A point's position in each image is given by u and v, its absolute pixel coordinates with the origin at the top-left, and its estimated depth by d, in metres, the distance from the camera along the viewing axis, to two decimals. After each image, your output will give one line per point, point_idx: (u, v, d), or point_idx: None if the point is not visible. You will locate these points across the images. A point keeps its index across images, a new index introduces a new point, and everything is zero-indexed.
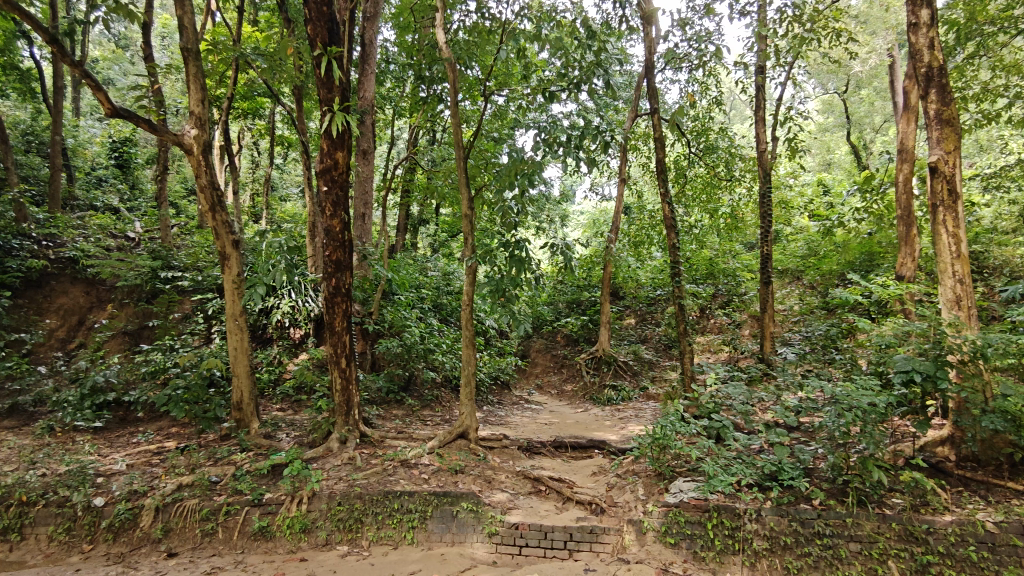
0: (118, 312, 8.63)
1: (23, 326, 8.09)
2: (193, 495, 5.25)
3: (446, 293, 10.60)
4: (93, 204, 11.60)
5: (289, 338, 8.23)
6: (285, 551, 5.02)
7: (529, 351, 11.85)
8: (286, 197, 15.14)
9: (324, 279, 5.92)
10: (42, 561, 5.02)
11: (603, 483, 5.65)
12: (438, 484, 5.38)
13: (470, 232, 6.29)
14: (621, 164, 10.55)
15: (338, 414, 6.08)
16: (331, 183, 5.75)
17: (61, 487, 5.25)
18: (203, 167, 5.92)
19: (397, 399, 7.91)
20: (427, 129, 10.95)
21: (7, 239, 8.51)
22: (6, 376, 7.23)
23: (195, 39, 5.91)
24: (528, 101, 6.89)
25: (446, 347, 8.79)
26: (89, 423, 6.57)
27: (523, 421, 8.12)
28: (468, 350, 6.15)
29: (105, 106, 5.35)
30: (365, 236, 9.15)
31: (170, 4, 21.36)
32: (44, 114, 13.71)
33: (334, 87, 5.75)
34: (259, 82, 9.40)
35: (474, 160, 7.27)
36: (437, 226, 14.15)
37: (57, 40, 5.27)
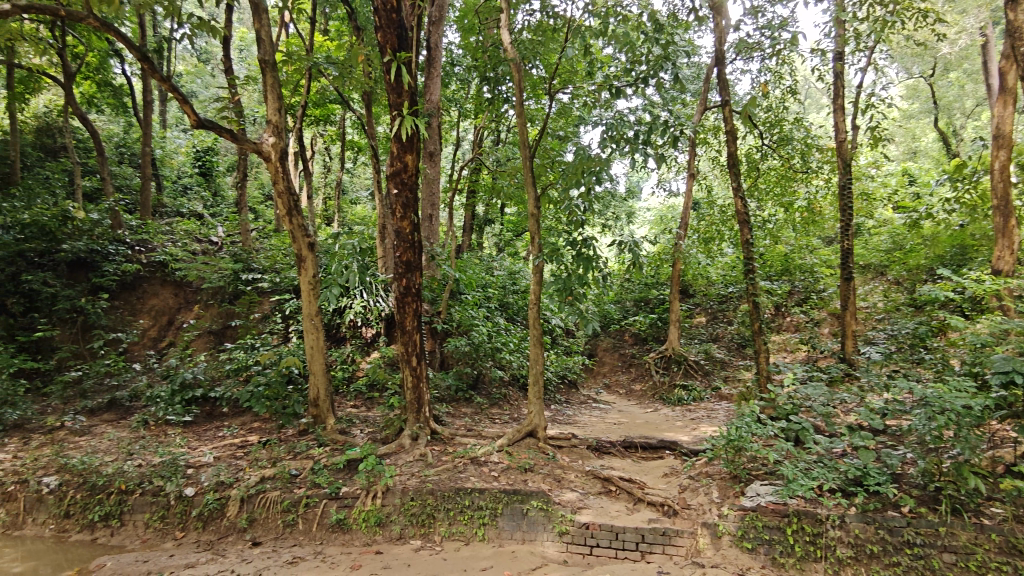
0: (204, 312, 9.13)
1: (119, 326, 8.76)
2: (275, 487, 5.51)
3: (512, 292, 10.63)
4: (180, 211, 12.30)
5: (361, 337, 8.46)
6: (361, 544, 5.16)
7: (596, 350, 11.76)
8: (357, 200, 15.56)
9: (396, 280, 6.05)
10: (140, 546, 5.36)
11: (675, 485, 5.54)
12: (508, 482, 5.42)
13: (537, 231, 6.29)
14: (690, 159, 10.28)
15: (410, 411, 6.21)
16: (401, 186, 5.87)
17: (156, 478, 5.63)
18: (280, 173, 6.17)
19: (466, 397, 7.99)
20: (492, 129, 11.03)
21: (105, 245, 9.16)
22: (105, 373, 7.80)
23: (272, 50, 6.15)
24: (593, 98, 6.83)
25: (513, 346, 8.84)
26: (179, 417, 7.00)
27: (592, 420, 8.06)
28: (536, 349, 6.14)
29: (191, 118, 5.66)
30: (434, 237, 9.30)
31: (248, 17, 22.38)
32: (135, 126, 14.62)
33: (404, 92, 5.87)
34: (331, 88, 9.69)
35: (540, 158, 7.25)
36: (503, 226, 14.24)
37: (147, 57, 5.59)
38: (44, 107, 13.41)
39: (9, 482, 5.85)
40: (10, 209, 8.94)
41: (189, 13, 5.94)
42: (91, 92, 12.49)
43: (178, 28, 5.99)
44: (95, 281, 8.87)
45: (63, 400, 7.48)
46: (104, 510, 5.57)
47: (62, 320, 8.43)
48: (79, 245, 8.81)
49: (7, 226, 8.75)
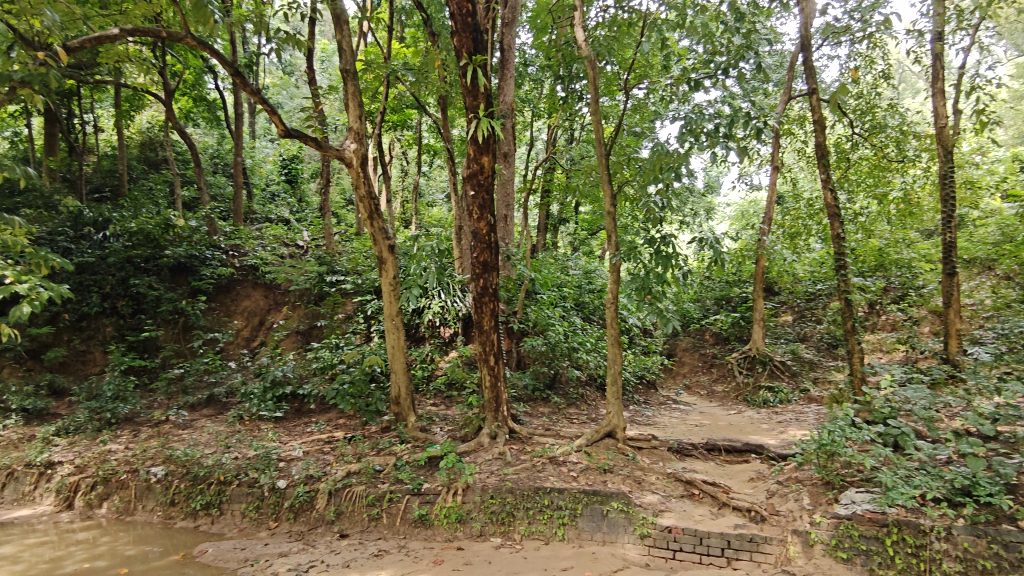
0: (292, 313, 9.55)
1: (216, 326, 9.30)
2: (361, 482, 5.72)
3: (588, 291, 10.55)
4: (269, 217, 12.93)
5: (440, 336, 8.61)
6: (443, 540, 5.25)
7: (675, 350, 11.52)
8: (433, 203, 15.89)
9: (473, 280, 6.13)
10: (237, 534, 5.68)
11: (762, 490, 5.34)
12: (588, 483, 5.39)
13: (613, 229, 6.20)
14: (773, 151, 9.88)
15: (488, 410, 6.29)
16: (478, 187, 5.94)
17: (251, 470, 5.97)
18: (362, 178, 6.38)
19: (544, 397, 7.98)
20: (566, 128, 11.00)
21: (202, 250, 9.77)
22: (204, 370, 8.30)
23: (353, 59, 6.37)
24: (670, 92, 6.68)
25: (590, 346, 8.75)
26: (271, 413, 7.37)
27: (672, 422, 7.89)
28: (614, 349, 6.05)
29: (278, 127, 5.93)
30: (509, 237, 9.37)
31: (329, 29, 23.28)
32: (227, 138, 15.49)
33: (480, 94, 5.94)
34: (408, 94, 9.93)
35: (615, 155, 7.15)
36: (578, 225, 14.19)
37: (238, 72, 5.89)
38: (148, 123, 14.47)
39: (122, 471, 6.35)
40: (119, 219, 9.69)
41: (276, 28, 6.21)
42: (188, 108, 13.33)
43: (267, 43, 6.30)
44: (194, 285, 9.48)
45: (167, 395, 8.03)
46: (205, 499, 5.94)
47: (166, 321, 9.07)
48: (180, 251, 9.42)
49: (117, 234, 9.49)
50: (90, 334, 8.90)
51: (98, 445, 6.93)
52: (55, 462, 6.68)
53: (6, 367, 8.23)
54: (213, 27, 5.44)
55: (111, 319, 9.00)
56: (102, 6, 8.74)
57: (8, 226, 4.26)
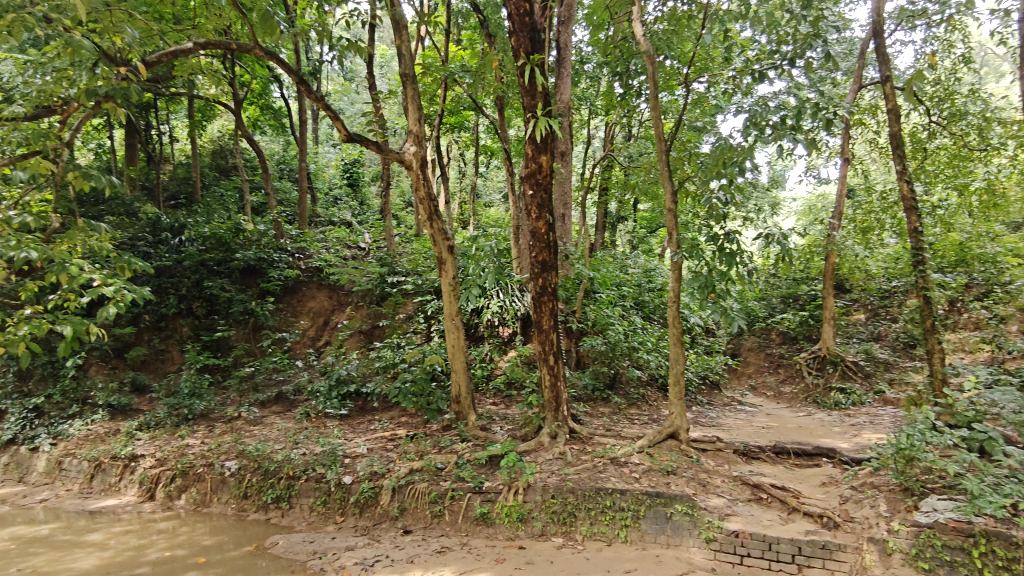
0: (355, 313, 9.77)
1: (284, 326, 9.64)
2: (423, 479, 5.81)
3: (648, 290, 10.39)
4: (333, 220, 13.29)
5: (499, 336, 8.64)
6: (505, 538, 5.27)
7: (739, 350, 11.21)
8: (490, 203, 15.99)
9: (532, 280, 6.13)
10: (306, 527, 5.87)
11: (835, 495, 5.13)
12: (651, 485, 5.30)
13: (674, 226, 6.05)
14: (843, 143, 9.46)
15: (548, 410, 6.27)
16: (536, 187, 5.94)
17: (319, 466, 6.16)
18: (421, 180, 6.49)
19: (604, 397, 7.92)
20: (624, 125, 10.87)
21: (270, 253, 10.14)
22: (273, 369, 8.60)
23: (412, 64, 6.47)
24: (733, 85, 6.51)
25: (651, 345, 8.57)
26: (336, 411, 7.59)
27: (737, 423, 7.68)
28: (676, 349, 5.93)
29: (341, 133, 6.09)
30: (567, 237, 9.34)
31: (388, 36, 23.78)
32: (292, 145, 16.03)
33: (537, 94, 5.93)
34: (465, 96, 10.04)
35: (676, 151, 7.01)
36: (637, 223, 14.00)
37: (303, 79, 6.07)
38: (218, 133, 15.13)
39: (199, 464, 6.66)
40: (194, 225, 10.17)
41: (338, 36, 6.37)
42: (256, 116, 13.86)
43: (330, 51, 6.48)
44: (262, 286, 9.86)
45: (239, 392, 8.38)
46: (276, 493, 6.18)
47: (238, 321, 9.46)
48: (249, 254, 9.87)
49: (192, 239, 9.96)
50: (169, 334, 9.38)
51: (177, 439, 7.28)
52: (138, 455, 7.07)
53: (94, 365, 8.75)
54: (279, 38, 5.64)
55: (187, 320, 9.46)
56: (176, 22, 9.17)
57: (96, 233, 4.53)
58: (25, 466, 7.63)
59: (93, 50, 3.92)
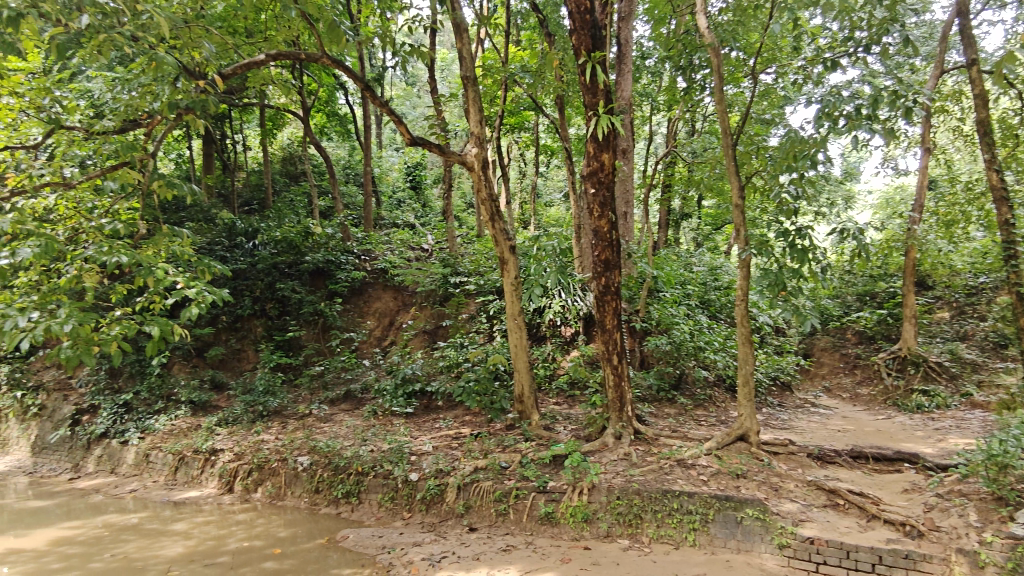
0: (420, 313, 9.92)
1: (351, 326, 9.91)
2: (488, 477, 5.87)
3: (714, 288, 10.12)
4: (396, 222, 13.58)
5: (561, 335, 8.60)
6: (570, 538, 5.26)
7: (812, 350, 10.79)
8: (551, 203, 15.96)
9: (595, 279, 6.08)
10: (375, 522, 6.02)
11: (918, 503, 4.87)
12: (719, 488, 5.18)
13: (742, 222, 5.84)
14: (924, 132, 8.95)
15: (612, 410, 6.20)
16: (598, 185, 5.90)
17: (386, 462, 6.31)
18: (483, 181, 6.55)
19: (669, 397, 7.78)
20: (688, 120, 10.63)
21: (338, 255, 10.45)
22: (341, 368, 8.87)
23: (473, 66, 6.53)
24: (803, 75, 6.27)
25: (718, 345, 8.33)
26: (402, 409, 7.75)
27: (811, 426, 7.39)
28: (745, 348, 5.76)
29: (405, 136, 6.22)
30: (630, 235, 9.21)
31: (449, 39, 24.11)
32: (357, 149, 16.47)
33: (599, 91, 5.88)
34: (524, 96, 10.05)
35: (743, 146, 6.80)
36: (702, 220, 13.67)
37: (368, 85, 6.23)
38: (288, 140, 15.71)
39: (274, 459, 6.94)
40: (266, 229, 10.60)
41: (402, 42, 6.50)
42: (323, 123, 14.32)
43: (393, 57, 6.62)
44: (331, 288, 10.18)
45: (310, 390, 8.69)
46: (346, 488, 6.37)
47: (308, 322, 9.80)
48: (318, 256, 10.21)
49: (264, 242, 10.38)
50: (244, 334, 9.81)
51: (253, 435, 7.60)
52: (218, 450, 7.43)
53: (177, 364, 9.25)
54: (346, 47, 5.81)
55: (261, 320, 9.88)
56: (249, 35, 9.57)
57: (179, 238, 4.81)
58: (116, 458, 8.13)
59: (175, 65, 4.14)
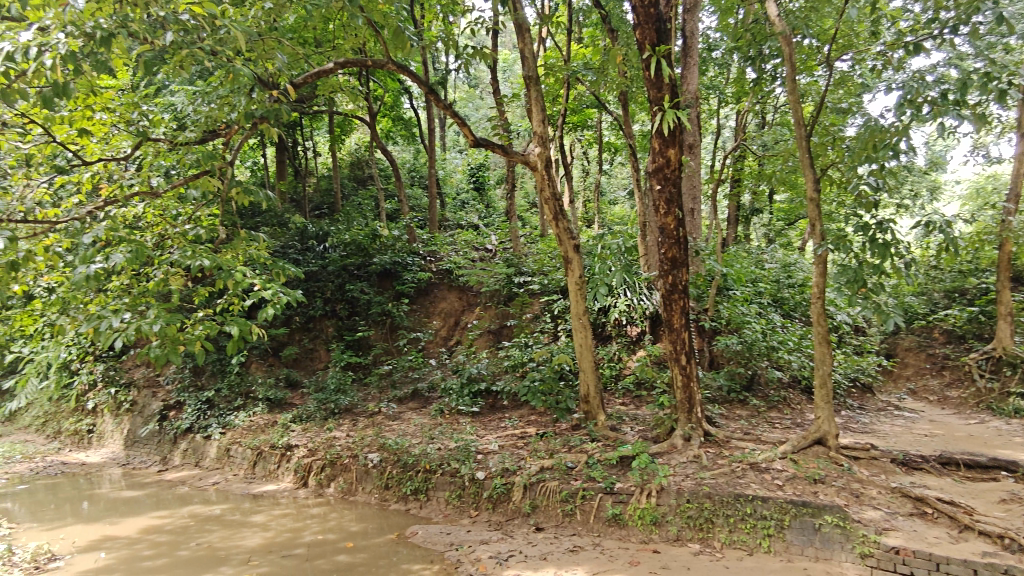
0: (484, 313, 9.99)
1: (418, 327, 10.08)
2: (554, 477, 5.86)
3: (788, 286, 9.74)
4: (461, 223, 13.72)
5: (627, 335, 8.47)
6: (638, 541, 5.18)
7: (895, 350, 10.23)
8: (615, 201, 15.78)
9: (661, 277, 5.96)
10: (443, 519, 6.11)
11: (1017, 514, 4.55)
12: (796, 493, 4.98)
13: (817, 217, 5.56)
14: (1020, 116, 8.33)
15: (681, 411, 6.05)
16: (664, 181, 5.79)
17: (453, 461, 6.40)
18: (546, 180, 6.54)
19: (741, 399, 7.55)
20: (757, 112, 10.28)
21: (404, 257, 10.66)
22: (409, 367, 9.05)
23: (535, 65, 6.53)
24: (883, 60, 5.95)
25: (792, 345, 8.02)
26: (468, 408, 7.83)
27: (895, 430, 7.01)
28: (822, 348, 5.52)
29: (469, 138, 6.28)
30: (697, 232, 9.00)
31: (510, 41, 24.22)
32: (421, 153, 16.77)
33: (664, 86, 5.76)
34: (587, 94, 9.97)
35: (817, 137, 6.53)
36: (774, 215, 13.19)
37: (432, 89, 6.32)
38: (356, 146, 16.17)
39: (345, 455, 7.15)
40: (336, 232, 10.94)
41: (465, 45, 6.55)
42: (389, 127, 14.64)
43: (456, 60, 6.69)
44: (398, 289, 10.41)
45: (379, 389, 8.91)
46: (414, 485, 6.49)
47: (377, 322, 10.04)
48: (385, 258, 10.46)
49: (334, 245, 10.71)
50: (316, 334, 10.13)
51: (325, 431, 7.85)
52: (293, 445, 7.71)
53: (254, 362, 9.67)
54: (411, 52, 5.92)
55: (332, 320, 10.19)
56: (318, 45, 9.90)
57: (255, 243, 5.02)
58: (200, 451, 8.57)
59: (251, 77, 4.33)
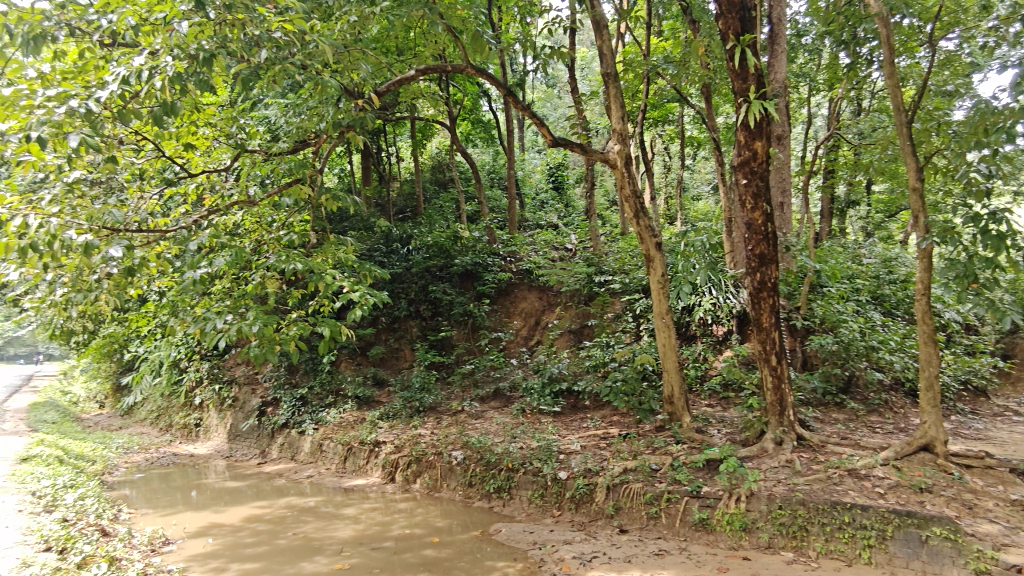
0: (565, 313, 9.95)
1: (499, 327, 10.17)
2: (638, 479, 5.77)
3: (889, 282, 9.14)
4: (540, 222, 13.72)
5: (712, 335, 8.22)
6: (727, 547, 5.02)
7: (1013, 351, 9.40)
8: (698, 196, 15.33)
9: (749, 275, 5.74)
10: (526, 518, 6.14)
11: None
12: (900, 502, 4.68)
13: (921, 208, 5.17)
14: None
15: (771, 414, 5.79)
16: (751, 175, 5.59)
17: (535, 460, 6.43)
18: (626, 178, 6.45)
19: (838, 401, 7.15)
20: (852, 98, 9.71)
21: (485, 258, 10.79)
22: (491, 366, 9.15)
23: (613, 62, 6.45)
24: (995, 37, 5.48)
25: (894, 345, 7.53)
26: (549, 408, 7.83)
27: (1014, 438, 6.43)
28: (928, 348, 5.12)
29: (547, 138, 6.28)
30: (787, 226, 8.63)
31: (589, 39, 24.12)
32: (501, 154, 16.93)
33: (749, 76, 5.56)
34: (668, 88, 9.77)
35: (920, 122, 6.11)
36: (872, 207, 12.40)
37: (510, 91, 6.36)
38: (437, 150, 16.53)
39: (430, 452, 7.33)
40: (419, 235, 11.24)
41: (542, 45, 6.56)
42: (468, 131, 14.89)
43: (534, 61, 6.71)
44: (479, 289, 10.56)
45: (462, 387, 9.08)
46: (497, 483, 6.56)
47: (459, 322, 10.22)
48: (466, 259, 10.64)
49: (418, 248, 11.00)
50: (401, 334, 10.44)
51: (411, 429, 8.07)
52: (381, 442, 7.97)
53: (344, 361, 10.07)
54: (489, 55, 5.98)
55: (416, 321, 10.46)
56: (400, 53, 10.21)
57: (343, 247, 5.23)
58: (295, 446, 9.01)
59: (338, 87, 4.51)
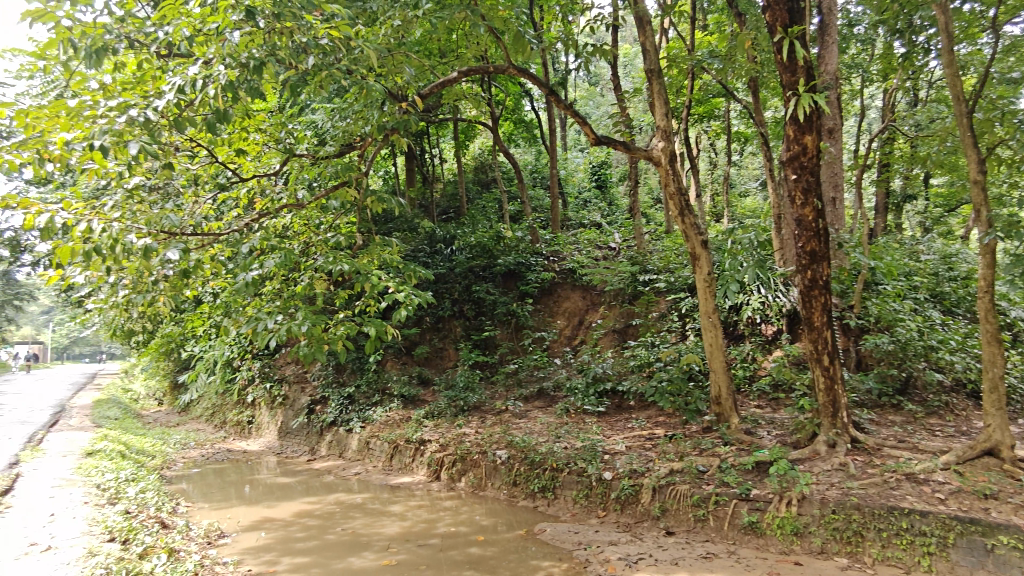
0: (609, 312, 9.86)
1: (542, 326, 10.16)
2: (685, 481, 5.68)
3: (949, 279, 8.75)
4: (583, 222, 13.63)
5: (761, 334, 8.04)
6: (778, 552, 4.90)
7: None
8: (745, 193, 14.99)
9: (799, 272, 5.59)
10: (571, 518, 6.12)
11: None
12: (962, 509, 4.48)
13: (983, 201, 4.87)
14: None
15: (824, 416, 5.63)
16: (800, 170, 5.44)
17: (580, 460, 6.41)
18: (671, 175, 6.36)
19: (894, 403, 6.89)
20: (908, 88, 9.34)
21: (528, 257, 10.79)
22: (535, 366, 9.16)
23: (656, 58, 6.37)
24: None
25: (955, 344, 7.22)
26: (594, 408, 7.79)
27: None
28: (992, 348, 4.89)
29: (590, 136, 6.24)
30: (840, 222, 8.37)
31: (632, 36, 23.90)
32: (543, 154, 16.92)
33: (798, 69, 5.40)
34: (714, 83, 9.60)
35: (983, 113, 5.83)
36: (931, 201, 11.89)
37: (552, 90, 6.33)
38: (479, 150, 16.62)
39: (475, 451, 7.38)
40: (462, 235, 11.33)
41: (584, 43, 6.52)
42: (510, 131, 14.92)
43: (576, 59, 6.68)
44: (522, 289, 10.57)
45: (506, 387, 9.12)
46: (542, 483, 6.56)
47: (502, 322, 10.25)
48: (509, 259, 10.66)
49: (461, 248, 11.09)
50: (445, 334, 10.55)
51: (456, 428, 8.14)
52: (426, 440, 8.06)
53: (390, 360, 10.22)
54: (531, 55, 5.98)
55: (459, 320, 10.54)
56: (442, 56, 10.31)
57: (389, 248, 5.31)
58: (343, 444, 9.20)
59: (382, 90, 4.58)
